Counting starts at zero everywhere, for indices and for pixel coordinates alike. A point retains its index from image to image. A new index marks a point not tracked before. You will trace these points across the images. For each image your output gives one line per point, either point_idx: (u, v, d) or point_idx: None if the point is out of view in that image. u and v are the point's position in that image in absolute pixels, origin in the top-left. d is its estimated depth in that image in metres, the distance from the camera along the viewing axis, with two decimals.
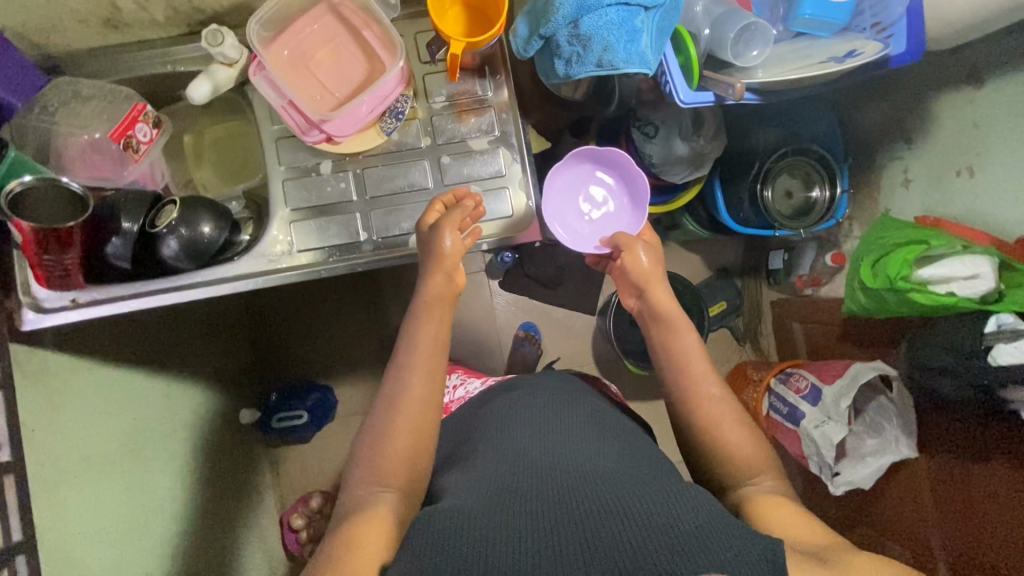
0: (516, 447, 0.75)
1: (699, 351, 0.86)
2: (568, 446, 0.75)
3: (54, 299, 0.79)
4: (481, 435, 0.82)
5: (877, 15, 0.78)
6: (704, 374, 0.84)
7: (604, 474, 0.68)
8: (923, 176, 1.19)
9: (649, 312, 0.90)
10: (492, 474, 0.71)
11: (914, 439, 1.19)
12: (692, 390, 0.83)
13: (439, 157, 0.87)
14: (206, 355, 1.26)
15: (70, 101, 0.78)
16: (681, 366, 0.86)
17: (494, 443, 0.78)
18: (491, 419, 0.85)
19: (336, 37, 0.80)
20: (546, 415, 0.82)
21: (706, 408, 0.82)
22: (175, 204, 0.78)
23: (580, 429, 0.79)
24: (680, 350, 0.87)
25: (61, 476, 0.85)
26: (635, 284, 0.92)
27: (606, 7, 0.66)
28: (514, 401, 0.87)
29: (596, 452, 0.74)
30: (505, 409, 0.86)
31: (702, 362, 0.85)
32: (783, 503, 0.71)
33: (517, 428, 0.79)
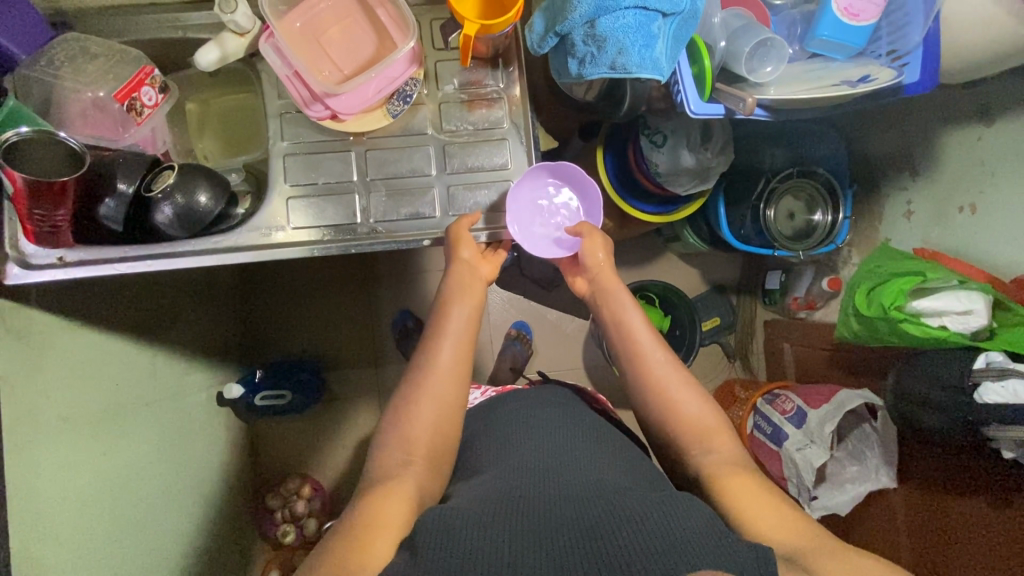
0: (517, 459, 0.74)
1: (645, 324, 0.84)
2: (570, 457, 0.75)
3: (41, 256, 0.77)
4: (483, 445, 0.81)
5: (894, 43, 0.77)
6: (650, 347, 0.82)
7: (607, 489, 0.67)
8: (926, 208, 1.19)
9: (599, 294, 0.87)
10: (490, 483, 0.70)
11: (893, 470, 1.20)
12: (640, 363, 0.82)
13: (444, 145, 0.86)
14: (191, 325, 1.25)
15: (77, 57, 0.77)
16: (628, 342, 0.83)
17: (498, 456, 0.77)
18: (491, 434, 0.83)
19: (350, 15, 0.79)
20: (543, 429, 0.81)
21: (658, 380, 0.80)
22: (173, 170, 0.77)
23: (577, 443, 0.79)
24: (626, 323, 0.84)
25: (39, 436, 0.84)
26: (585, 270, 0.88)
27: (624, 9, 0.65)
28: (513, 413, 0.86)
29: (598, 467, 0.74)
30: (509, 422, 0.84)
31: (649, 334, 0.83)
32: (767, 498, 0.68)
33: (516, 442, 0.79)
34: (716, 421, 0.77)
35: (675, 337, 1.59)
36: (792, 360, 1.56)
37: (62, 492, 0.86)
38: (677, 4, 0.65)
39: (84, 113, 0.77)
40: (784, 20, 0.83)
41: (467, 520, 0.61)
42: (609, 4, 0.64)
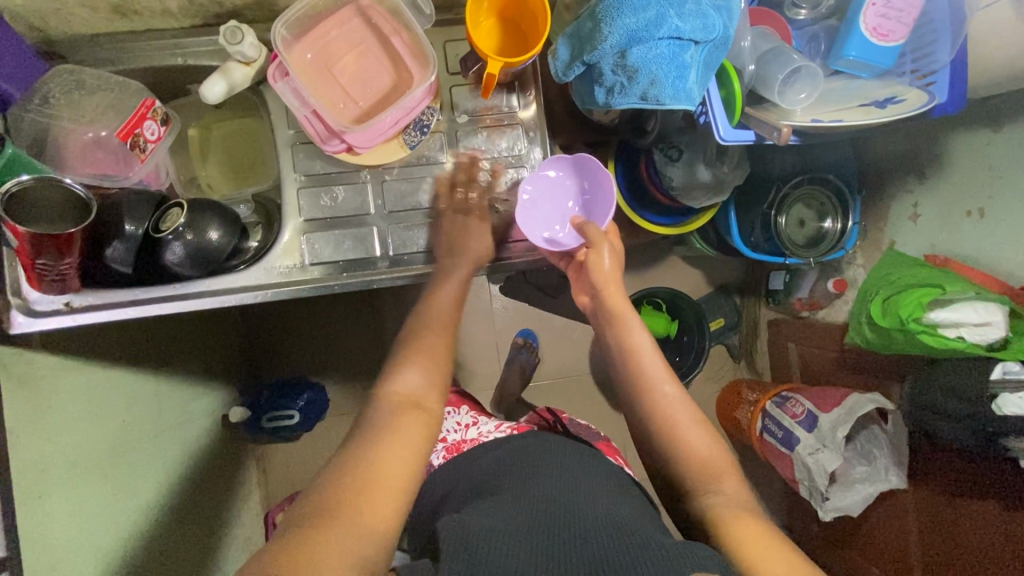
0: (538, 490, 0.71)
1: (654, 350, 0.79)
2: (587, 484, 0.74)
3: (46, 303, 0.75)
4: (510, 473, 0.77)
5: (918, 62, 0.77)
6: (659, 375, 0.77)
7: (625, 526, 0.64)
8: (931, 212, 1.18)
9: (603, 314, 0.81)
10: (509, 505, 0.68)
11: (903, 470, 1.21)
12: (648, 389, 0.77)
13: (461, 174, 0.85)
14: (196, 351, 1.21)
15: (73, 92, 0.73)
16: (636, 369, 0.78)
17: (524, 480, 0.74)
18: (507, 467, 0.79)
19: (363, 42, 0.76)
20: (556, 458, 0.79)
21: (666, 413, 0.75)
22: (181, 208, 0.74)
23: (593, 473, 0.76)
24: (634, 348, 0.78)
25: (49, 481, 0.80)
26: (590, 285, 0.81)
27: (657, 39, 0.63)
28: (524, 448, 0.82)
29: (617, 499, 0.72)
30: (528, 458, 0.79)
31: (659, 361, 0.78)
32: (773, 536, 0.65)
33: (534, 471, 0.76)
34: (727, 465, 0.72)
35: (682, 342, 1.59)
36: (795, 358, 1.56)
37: (74, 538, 0.82)
38: (710, 32, 0.63)
39: (84, 153, 0.73)
40: (805, 35, 0.82)
41: (502, 545, 0.60)
42: (642, 35, 0.62)
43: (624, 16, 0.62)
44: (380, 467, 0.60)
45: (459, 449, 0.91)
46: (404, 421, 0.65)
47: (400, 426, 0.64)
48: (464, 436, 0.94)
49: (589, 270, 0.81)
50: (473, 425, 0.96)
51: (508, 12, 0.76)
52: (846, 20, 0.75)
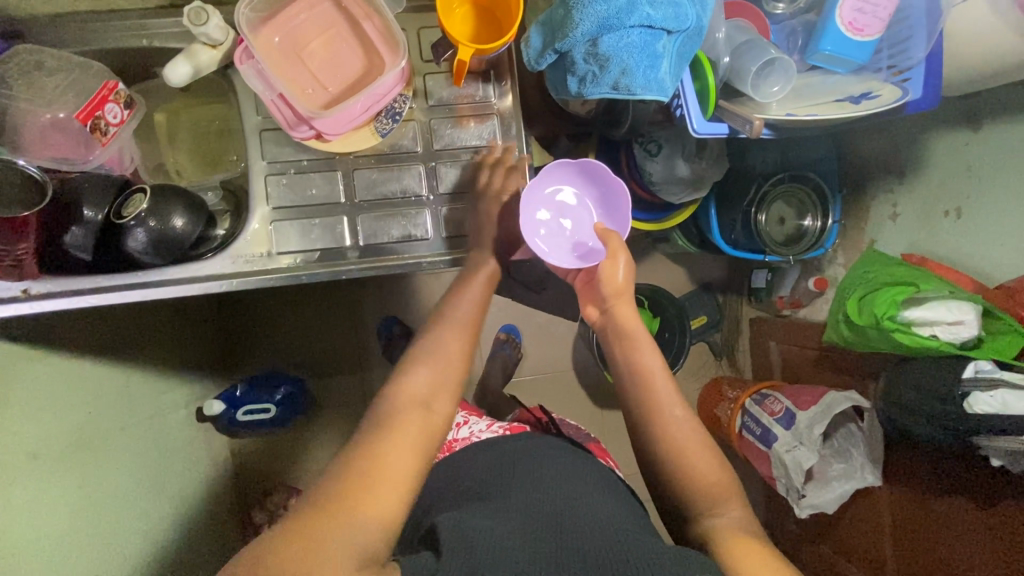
0: (511, 494, 0.70)
1: (665, 372, 0.79)
2: (554, 482, 0.73)
3: (2, 289, 0.73)
4: (480, 482, 0.76)
5: (894, 58, 0.76)
6: (669, 398, 0.77)
7: (597, 528, 0.64)
8: (910, 212, 1.18)
9: (614, 329, 0.81)
10: (484, 507, 0.67)
11: (878, 467, 1.22)
12: (657, 410, 0.76)
13: (435, 163, 0.84)
14: (168, 342, 1.19)
15: (31, 72, 0.71)
16: (645, 388, 0.78)
17: (498, 484, 0.74)
18: (478, 469, 0.79)
19: (333, 27, 0.74)
20: (538, 460, 0.78)
21: (673, 435, 0.75)
22: (145, 194, 0.72)
23: (564, 473, 0.76)
24: (644, 368, 0.78)
25: (8, 475, 0.78)
26: (602, 297, 0.81)
27: (629, 27, 0.61)
28: (502, 456, 0.81)
29: (590, 497, 0.71)
30: (503, 463, 0.79)
31: (669, 383, 0.78)
32: (754, 548, 0.66)
33: (509, 478, 0.75)
34: (729, 487, 0.73)
35: (664, 339, 1.59)
36: (776, 356, 1.57)
37: (34, 532, 0.80)
38: (683, 21, 0.62)
39: (43, 136, 0.71)
40: (783, 30, 0.81)
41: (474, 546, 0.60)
42: (613, 23, 0.61)
43: (595, 3, 0.61)
44: (386, 461, 0.60)
45: (450, 449, 0.92)
46: (409, 420, 0.65)
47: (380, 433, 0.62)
48: (455, 436, 0.95)
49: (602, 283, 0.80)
50: (465, 424, 0.97)
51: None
52: (823, 15, 0.74)
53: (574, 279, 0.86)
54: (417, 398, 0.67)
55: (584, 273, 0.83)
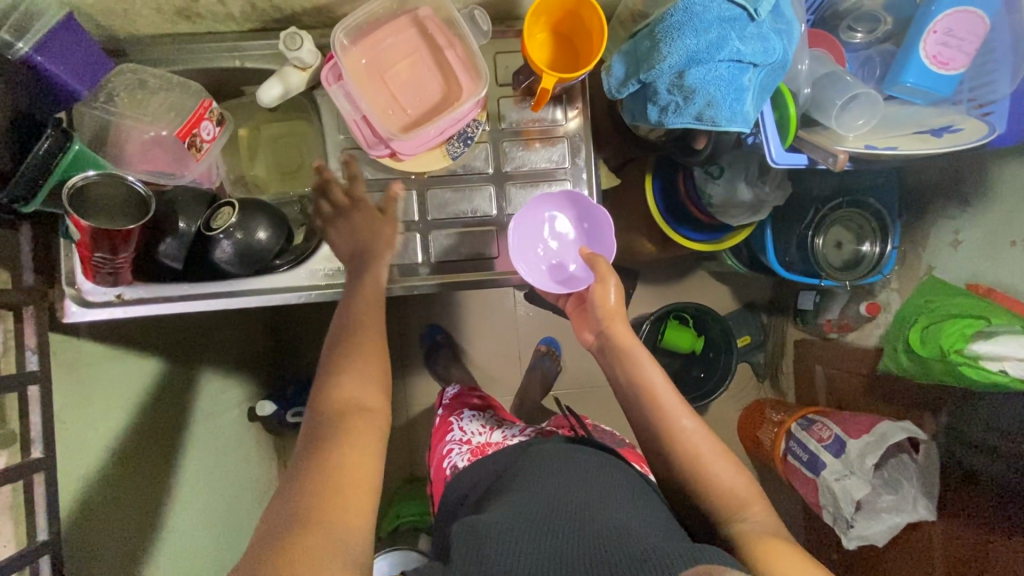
0: (551, 492, 0.71)
1: (668, 385, 0.79)
2: (591, 482, 0.74)
3: (98, 293, 0.78)
4: (525, 480, 0.77)
5: (975, 91, 0.75)
6: (677, 411, 0.77)
7: (631, 527, 0.64)
8: (974, 240, 1.14)
9: (611, 350, 0.82)
10: (515, 508, 0.70)
11: (932, 501, 1.19)
12: (664, 425, 0.76)
13: (505, 183, 0.86)
14: (228, 344, 1.22)
15: (136, 91, 0.75)
16: (652, 402, 0.78)
17: (542, 481, 0.74)
18: (525, 471, 0.79)
19: (417, 51, 0.77)
20: (567, 461, 0.78)
21: (690, 449, 0.75)
22: (233, 207, 0.76)
23: (599, 476, 0.75)
24: (647, 383, 0.79)
25: (88, 469, 0.81)
26: (597, 319, 0.82)
27: (717, 61, 0.62)
28: (547, 453, 0.81)
29: (632, 505, 0.71)
30: (546, 461, 0.79)
31: (673, 395, 0.78)
32: (781, 546, 0.65)
33: (550, 475, 0.75)
34: (750, 490, 0.72)
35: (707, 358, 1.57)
36: (822, 380, 1.53)
37: (108, 526, 0.83)
38: (770, 55, 0.63)
39: (143, 150, 0.75)
40: (859, 59, 0.81)
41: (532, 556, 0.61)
42: (701, 57, 0.62)
43: (685, 36, 0.62)
44: (344, 470, 0.61)
45: (483, 452, 0.92)
46: (367, 435, 0.65)
47: (348, 433, 0.64)
48: (488, 440, 0.94)
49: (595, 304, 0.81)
50: (497, 429, 0.96)
51: (562, 27, 0.76)
52: (904, 47, 0.74)
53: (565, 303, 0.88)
54: (352, 403, 0.67)
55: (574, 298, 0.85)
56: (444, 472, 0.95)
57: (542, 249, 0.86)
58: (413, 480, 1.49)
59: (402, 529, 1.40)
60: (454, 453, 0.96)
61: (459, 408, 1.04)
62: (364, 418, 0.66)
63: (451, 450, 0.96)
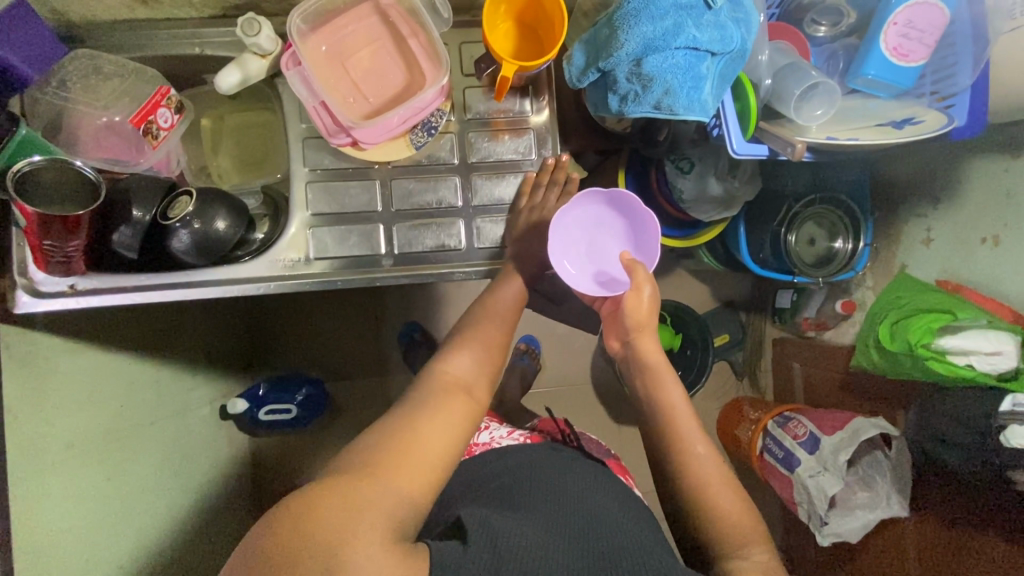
0: (517, 485, 0.71)
1: (690, 414, 0.79)
2: (577, 485, 0.73)
3: (51, 283, 0.77)
4: (487, 479, 0.76)
5: (938, 84, 0.76)
6: (693, 435, 0.77)
7: (599, 526, 0.64)
8: (945, 237, 1.15)
9: (636, 363, 0.81)
10: (484, 504, 0.68)
11: (905, 498, 1.19)
12: (680, 446, 0.76)
13: (471, 175, 0.86)
14: (199, 339, 1.20)
15: (89, 76, 0.74)
16: (669, 422, 0.78)
17: (506, 479, 0.74)
18: (489, 471, 0.78)
19: (379, 39, 0.76)
20: (534, 464, 0.77)
21: (698, 472, 0.74)
22: (189, 197, 0.74)
23: (567, 477, 0.75)
24: (668, 404, 0.79)
25: (41, 466, 0.78)
26: (625, 329, 0.81)
27: (674, 49, 0.62)
28: (514, 457, 0.80)
29: (599, 502, 0.70)
30: (512, 463, 0.78)
31: (695, 425, 0.78)
32: None
33: (515, 475, 0.74)
34: (754, 529, 0.71)
35: (686, 357, 1.57)
36: (799, 378, 1.54)
37: (65, 524, 0.81)
38: (727, 44, 0.63)
39: (97, 137, 0.73)
40: (824, 53, 0.81)
41: None
42: (658, 44, 0.62)
43: (641, 24, 0.62)
44: (418, 442, 0.60)
45: (470, 452, 0.90)
46: None
47: (441, 409, 0.65)
48: (473, 440, 0.93)
49: (627, 314, 0.80)
50: (484, 429, 0.96)
51: (525, 16, 0.76)
52: (866, 39, 0.74)
53: (598, 306, 0.86)
54: (456, 382, 0.69)
55: (608, 303, 0.83)
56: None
57: (584, 244, 0.84)
58: None
59: None
60: None
61: None
62: None
63: None
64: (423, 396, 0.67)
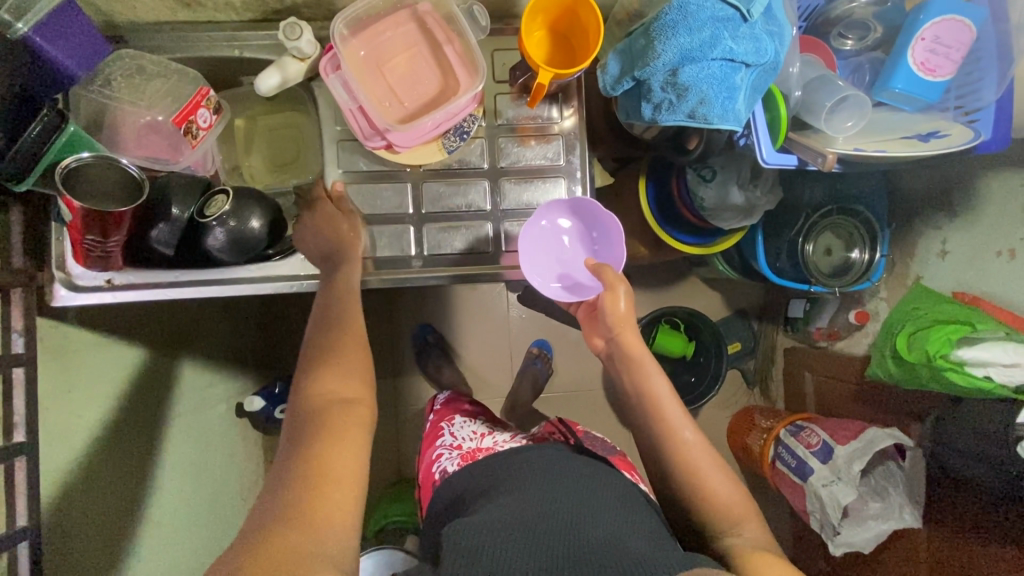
0: (540, 497, 0.72)
1: (672, 397, 0.79)
2: (599, 493, 0.74)
3: (89, 278, 0.78)
4: (513, 484, 0.77)
5: (962, 98, 0.77)
6: (679, 422, 0.77)
7: (622, 540, 0.65)
8: (961, 250, 1.16)
9: (619, 358, 0.81)
10: (510, 513, 0.69)
11: (918, 509, 1.19)
12: (666, 435, 0.76)
13: (500, 179, 0.87)
14: (218, 337, 1.21)
15: (133, 76, 0.75)
16: (654, 409, 0.78)
17: (530, 485, 0.75)
18: (512, 475, 0.79)
19: (415, 45, 0.78)
20: (557, 470, 0.78)
21: (688, 458, 0.75)
22: (227, 196, 0.76)
23: (590, 483, 0.75)
24: (652, 393, 0.78)
25: (70, 458, 0.80)
26: (606, 327, 0.82)
27: (710, 60, 0.64)
28: (536, 461, 0.80)
29: (621, 511, 0.71)
30: (535, 468, 0.79)
31: (678, 406, 0.78)
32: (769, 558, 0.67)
33: (539, 482, 0.75)
34: (745, 506, 0.73)
35: (699, 364, 1.58)
36: (811, 387, 1.54)
37: (90, 516, 0.82)
38: (762, 56, 0.64)
39: (139, 135, 0.75)
40: (849, 66, 0.83)
41: None
42: (695, 55, 0.63)
43: (679, 35, 0.63)
44: (328, 467, 0.61)
45: (473, 458, 0.90)
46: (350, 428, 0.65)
47: (340, 432, 0.64)
48: (478, 445, 0.93)
49: (603, 313, 0.80)
50: (488, 435, 0.95)
51: (559, 25, 0.77)
52: (893, 54, 0.76)
53: (575, 308, 0.87)
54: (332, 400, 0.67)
55: (585, 303, 0.84)
56: (433, 477, 0.94)
57: (552, 258, 0.85)
58: (400, 480, 1.48)
59: (389, 529, 1.39)
60: (445, 459, 0.94)
61: (450, 415, 1.03)
62: (346, 416, 0.66)
63: (441, 455, 0.95)
64: (309, 424, 0.65)
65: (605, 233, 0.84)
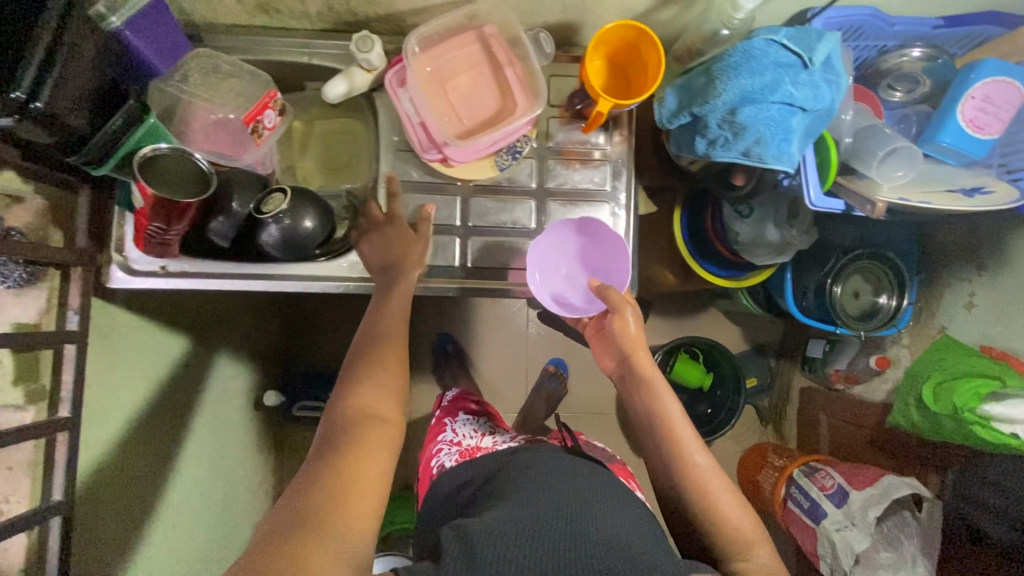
0: (546, 496, 0.71)
1: (684, 419, 0.78)
2: (597, 494, 0.73)
3: (145, 263, 0.80)
4: (513, 484, 0.76)
5: (1006, 158, 0.80)
6: (690, 444, 0.76)
7: (625, 545, 0.63)
8: (988, 304, 1.17)
9: (630, 380, 0.81)
10: (514, 513, 0.68)
11: (932, 561, 1.18)
12: (676, 458, 0.75)
13: (546, 200, 0.89)
14: (247, 329, 1.24)
15: (209, 74, 0.79)
16: (667, 434, 0.77)
17: (527, 486, 0.74)
18: (508, 477, 0.78)
19: (478, 66, 0.80)
20: (556, 472, 0.77)
21: (696, 482, 0.74)
22: (285, 194, 0.78)
23: (585, 487, 0.74)
24: (663, 414, 0.78)
25: (107, 436, 0.81)
26: (620, 349, 0.82)
27: (770, 102, 0.66)
28: (537, 462, 0.80)
29: (617, 515, 0.70)
30: (533, 469, 0.78)
31: (690, 429, 0.77)
32: None
33: (534, 483, 0.74)
34: (754, 532, 0.71)
35: (716, 396, 1.58)
36: (826, 430, 1.54)
37: (119, 496, 0.83)
38: (819, 102, 0.67)
39: (207, 131, 0.78)
40: (895, 116, 0.85)
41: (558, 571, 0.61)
42: (755, 97, 0.66)
43: (742, 77, 0.65)
44: (365, 471, 0.61)
45: (472, 455, 0.92)
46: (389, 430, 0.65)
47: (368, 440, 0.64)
48: (478, 444, 0.95)
49: (618, 335, 0.81)
50: (488, 435, 0.97)
51: (618, 57, 0.80)
52: (943, 108, 0.77)
53: (587, 327, 0.87)
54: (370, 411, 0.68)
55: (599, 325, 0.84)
56: (430, 471, 0.95)
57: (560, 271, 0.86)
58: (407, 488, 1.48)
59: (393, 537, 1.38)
60: (443, 453, 0.96)
61: (455, 411, 1.05)
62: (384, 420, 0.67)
63: (440, 450, 0.96)
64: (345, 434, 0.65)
65: (610, 255, 0.84)
